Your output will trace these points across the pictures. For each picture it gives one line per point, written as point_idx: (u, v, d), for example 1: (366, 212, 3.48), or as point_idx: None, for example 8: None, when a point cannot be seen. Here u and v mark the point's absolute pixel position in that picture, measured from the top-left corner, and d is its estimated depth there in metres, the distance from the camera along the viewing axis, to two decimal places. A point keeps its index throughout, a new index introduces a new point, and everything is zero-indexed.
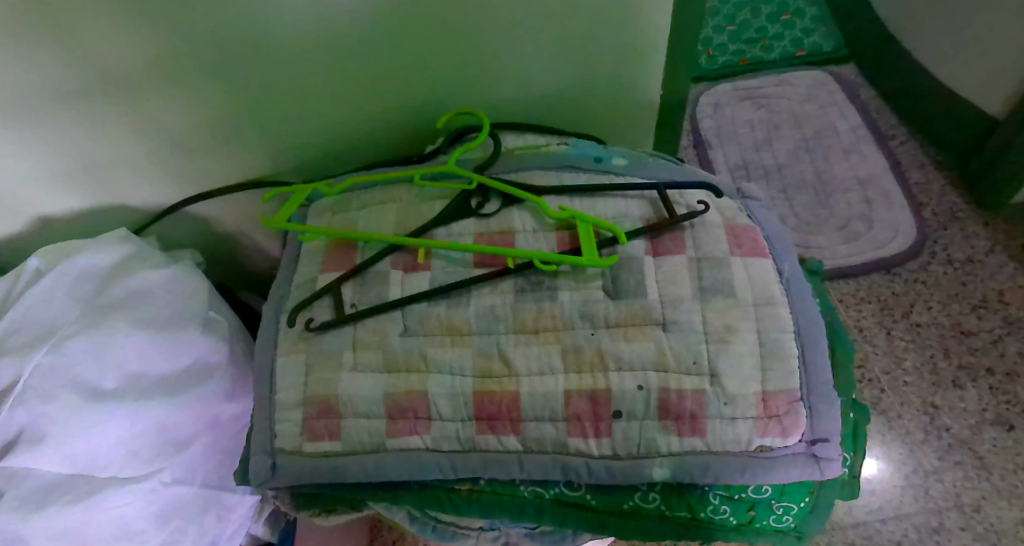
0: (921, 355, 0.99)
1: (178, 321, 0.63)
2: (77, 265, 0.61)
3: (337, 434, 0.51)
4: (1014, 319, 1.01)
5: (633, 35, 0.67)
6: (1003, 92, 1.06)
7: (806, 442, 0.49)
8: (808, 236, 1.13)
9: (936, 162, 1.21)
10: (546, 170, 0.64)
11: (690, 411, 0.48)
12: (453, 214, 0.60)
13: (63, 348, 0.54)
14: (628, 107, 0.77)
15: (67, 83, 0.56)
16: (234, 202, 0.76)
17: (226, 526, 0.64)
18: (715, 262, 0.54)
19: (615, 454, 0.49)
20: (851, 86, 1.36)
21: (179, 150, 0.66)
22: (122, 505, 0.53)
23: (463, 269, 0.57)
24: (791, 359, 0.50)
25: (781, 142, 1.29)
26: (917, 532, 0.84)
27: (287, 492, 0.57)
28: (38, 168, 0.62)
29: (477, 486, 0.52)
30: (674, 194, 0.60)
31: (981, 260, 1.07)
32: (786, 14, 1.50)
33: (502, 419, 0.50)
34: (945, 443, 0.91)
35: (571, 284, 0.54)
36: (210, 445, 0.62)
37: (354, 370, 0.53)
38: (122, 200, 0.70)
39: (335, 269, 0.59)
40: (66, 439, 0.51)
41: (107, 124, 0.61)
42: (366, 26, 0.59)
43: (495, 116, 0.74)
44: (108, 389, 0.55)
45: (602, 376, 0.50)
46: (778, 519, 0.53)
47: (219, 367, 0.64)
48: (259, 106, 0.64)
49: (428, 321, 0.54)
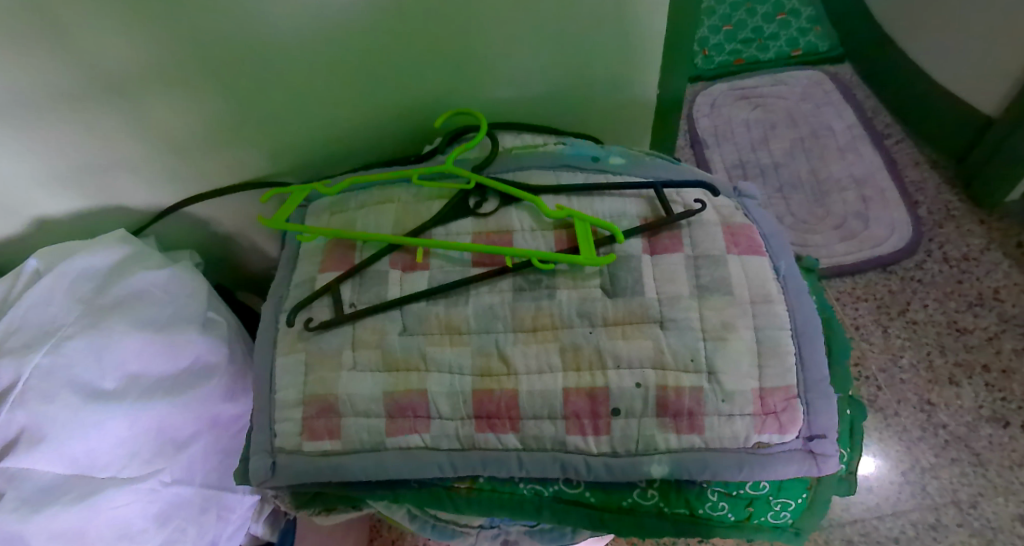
0: (917, 352, 0.99)
1: (178, 322, 0.63)
2: (76, 265, 0.61)
3: (336, 433, 0.52)
4: (1010, 316, 1.01)
5: (627, 36, 0.67)
6: (996, 92, 1.07)
7: (803, 438, 0.49)
8: (804, 235, 1.14)
9: (931, 160, 1.21)
10: (544, 169, 0.64)
11: (688, 407, 0.49)
12: (451, 213, 0.60)
13: (64, 348, 0.54)
14: (624, 107, 0.77)
15: (67, 85, 0.56)
16: (232, 203, 0.76)
17: (226, 526, 0.64)
18: (712, 259, 0.54)
19: (613, 452, 0.49)
20: (845, 86, 1.37)
21: (177, 151, 0.67)
22: (122, 505, 0.53)
23: (461, 268, 0.57)
24: (788, 355, 0.50)
25: (777, 141, 1.29)
26: (915, 529, 0.84)
27: (285, 491, 0.57)
28: (37, 169, 0.62)
29: (476, 484, 0.53)
30: (670, 192, 0.60)
31: (976, 257, 1.08)
32: (781, 14, 1.51)
33: (502, 416, 0.50)
34: (942, 440, 0.91)
35: (570, 282, 0.55)
36: (210, 444, 0.62)
37: (354, 369, 0.53)
38: (121, 201, 0.70)
39: (334, 269, 0.59)
40: (67, 439, 0.51)
41: (106, 125, 0.61)
42: (359, 27, 0.59)
43: (493, 115, 0.75)
44: (108, 389, 0.55)
45: (601, 374, 0.50)
46: (776, 515, 0.54)
47: (219, 368, 0.65)
48: (259, 105, 0.64)
49: (427, 320, 0.54)
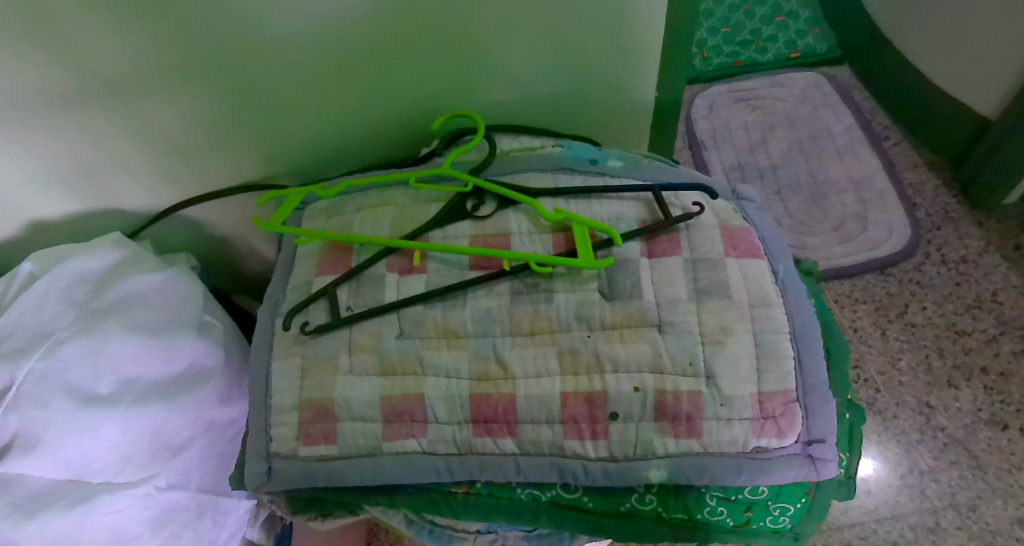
0: (916, 355, 0.99)
1: (173, 325, 0.63)
2: (70, 269, 0.61)
3: (333, 437, 0.51)
4: (1008, 319, 1.01)
5: (627, 39, 0.67)
6: (993, 94, 1.07)
7: (801, 443, 0.49)
8: (803, 237, 1.14)
9: (930, 162, 1.21)
10: (542, 171, 0.64)
11: (687, 412, 0.48)
12: (448, 216, 0.60)
13: (58, 352, 0.54)
14: (623, 109, 0.77)
15: (63, 86, 0.55)
16: (228, 205, 0.76)
17: (221, 531, 0.64)
18: (711, 263, 0.54)
19: (611, 456, 0.49)
20: (843, 88, 1.37)
21: (174, 153, 0.66)
22: (116, 511, 0.52)
23: (458, 271, 0.57)
24: (786, 360, 0.50)
25: (776, 143, 1.29)
26: (914, 532, 0.84)
27: (281, 496, 0.57)
28: (31, 172, 0.62)
29: (473, 489, 0.52)
30: (668, 195, 0.60)
31: (974, 259, 1.08)
32: (780, 16, 1.51)
33: (499, 421, 0.50)
34: (940, 443, 0.91)
35: (567, 286, 0.54)
36: (206, 449, 0.62)
37: (350, 373, 0.53)
38: (117, 204, 0.70)
39: (330, 272, 0.59)
40: (60, 444, 0.50)
41: (101, 127, 0.60)
42: (360, 29, 0.59)
43: (490, 118, 0.74)
44: (102, 393, 0.55)
45: (599, 379, 0.50)
46: (776, 520, 0.53)
47: (214, 372, 0.64)
48: (257, 105, 0.64)
49: (424, 324, 0.54)
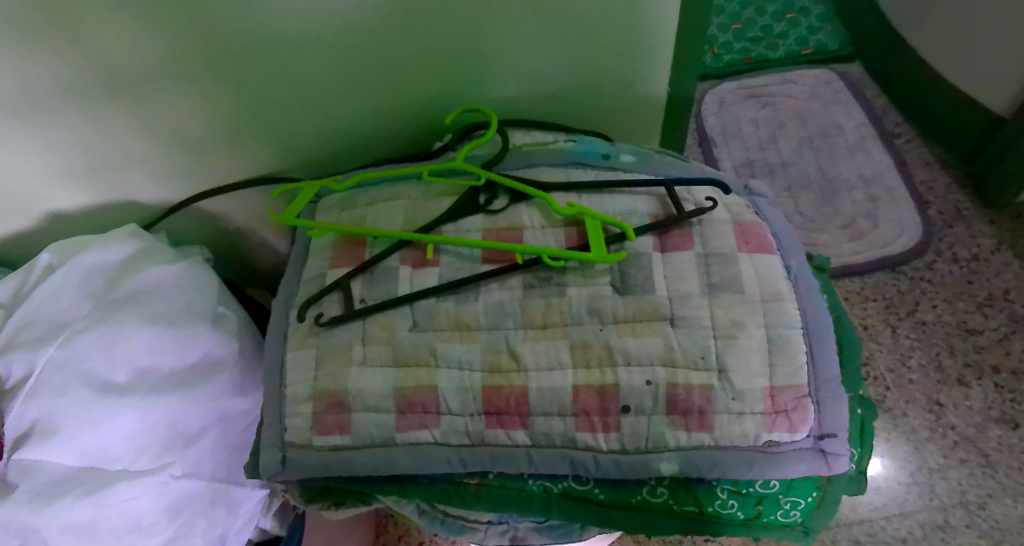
0: (926, 353, 0.99)
1: (188, 317, 0.63)
2: (87, 261, 0.62)
3: (347, 428, 0.52)
4: (1020, 317, 1.01)
5: (638, 35, 0.67)
6: (1006, 92, 1.06)
7: (813, 438, 0.49)
8: (812, 235, 1.14)
9: (942, 160, 1.21)
10: (554, 166, 0.64)
11: (698, 406, 0.49)
12: (461, 210, 0.60)
13: (75, 342, 0.55)
14: (635, 104, 0.77)
15: (80, 82, 0.56)
16: (242, 199, 0.77)
17: (234, 521, 0.63)
18: (723, 258, 0.54)
19: (623, 449, 0.49)
20: (854, 85, 1.36)
21: (188, 148, 0.67)
22: (132, 498, 0.53)
23: (470, 265, 0.57)
24: (799, 354, 0.50)
25: (786, 140, 1.29)
26: (922, 529, 0.84)
27: (295, 485, 0.57)
28: (49, 166, 0.63)
29: (485, 480, 0.53)
30: (681, 190, 0.61)
31: (986, 258, 1.07)
32: (791, 13, 1.50)
33: (512, 413, 0.50)
34: (950, 441, 0.91)
35: (579, 279, 0.55)
36: (220, 438, 0.63)
37: (364, 364, 0.53)
38: (132, 197, 0.71)
39: (344, 265, 0.60)
40: (78, 432, 0.51)
41: (117, 122, 0.61)
42: (368, 27, 0.59)
43: (501, 113, 0.75)
44: (119, 383, 0.56)
45: (611, 372, 0.50)
46: (786, 514, 0.53)
47: (228, 363, 0.65)
48: (267, 102, 0.65)
49: (437, 316, 0.55)
